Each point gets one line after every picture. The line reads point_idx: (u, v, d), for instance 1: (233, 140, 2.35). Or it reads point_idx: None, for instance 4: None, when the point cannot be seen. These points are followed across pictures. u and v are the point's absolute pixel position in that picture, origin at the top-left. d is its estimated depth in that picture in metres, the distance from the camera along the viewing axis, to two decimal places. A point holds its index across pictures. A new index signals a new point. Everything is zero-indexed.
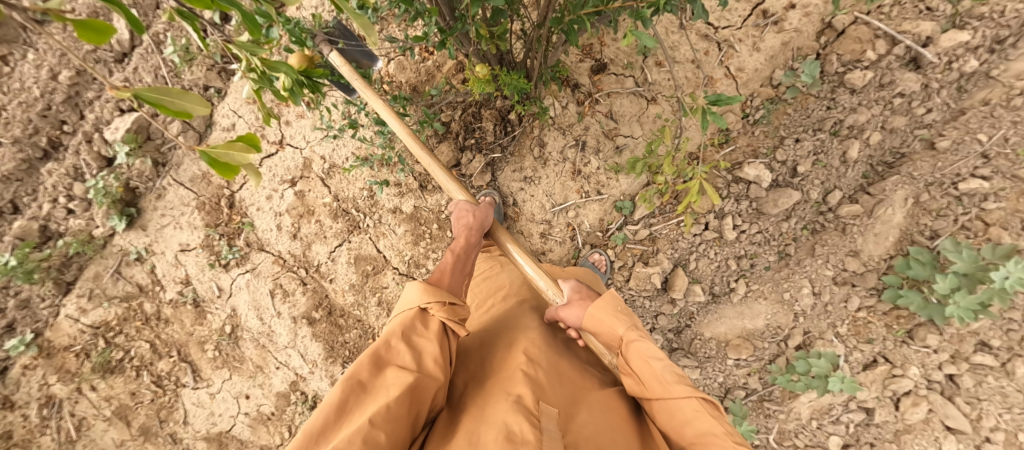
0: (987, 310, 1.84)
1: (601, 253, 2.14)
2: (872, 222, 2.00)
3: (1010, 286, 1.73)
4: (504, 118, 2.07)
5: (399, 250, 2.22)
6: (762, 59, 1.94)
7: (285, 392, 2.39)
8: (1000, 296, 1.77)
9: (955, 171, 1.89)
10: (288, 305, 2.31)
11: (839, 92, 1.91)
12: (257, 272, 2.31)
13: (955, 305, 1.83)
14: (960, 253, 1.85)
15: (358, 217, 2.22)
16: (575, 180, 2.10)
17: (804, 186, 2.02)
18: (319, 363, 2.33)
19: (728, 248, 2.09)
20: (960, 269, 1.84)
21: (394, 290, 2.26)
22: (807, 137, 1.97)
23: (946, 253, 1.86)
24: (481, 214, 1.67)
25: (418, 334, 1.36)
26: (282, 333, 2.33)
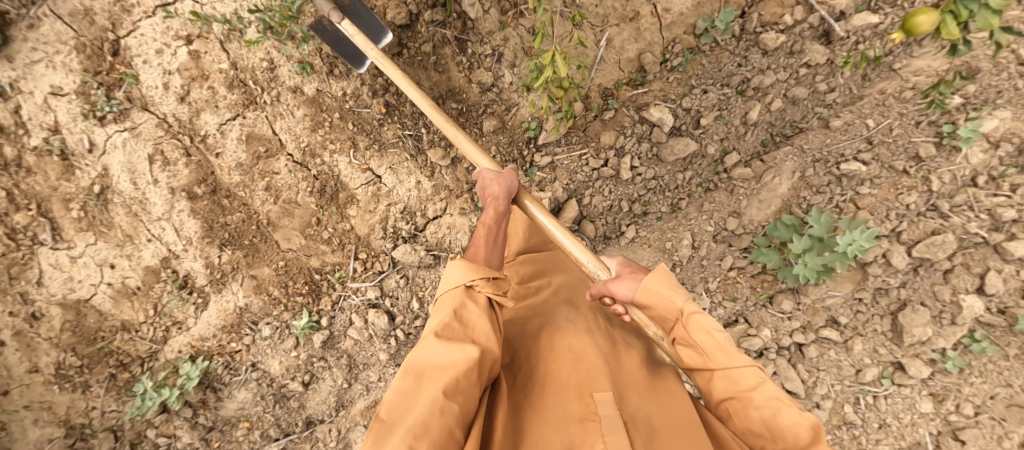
0: (829, 273, 2.01)
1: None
2: (759, 187, 2.08)
3: (852, 252, 1.93)
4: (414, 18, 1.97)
5: (296, 135, 2.11)
6: (689, 4, 1.93)
7: (155, 268, 2.26)
8: (841, 260, 1.93)
9: (840, 151, 2.00)
10: (167, 174, 2.16)
11: (751, 51, 1.95)
12: (136, 132, 2.13)
13: (804, 264, 1.98)
14: (820, 219, 1.98)
15: (255, 90, 2.09)
16: (485, 93, 2.07)
17: (703, 139, 2.07)
18: (194, 241, 2.22)
19: (622, 189, 2.13)
20: (816, 232, 1.98)
21: (286, 178, 2.16)
22: (714, 90, 2.00)
23: (808, 217, 1.99)
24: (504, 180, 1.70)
25: (461, 315, 1.36)
26: (156, 203, 2.18)
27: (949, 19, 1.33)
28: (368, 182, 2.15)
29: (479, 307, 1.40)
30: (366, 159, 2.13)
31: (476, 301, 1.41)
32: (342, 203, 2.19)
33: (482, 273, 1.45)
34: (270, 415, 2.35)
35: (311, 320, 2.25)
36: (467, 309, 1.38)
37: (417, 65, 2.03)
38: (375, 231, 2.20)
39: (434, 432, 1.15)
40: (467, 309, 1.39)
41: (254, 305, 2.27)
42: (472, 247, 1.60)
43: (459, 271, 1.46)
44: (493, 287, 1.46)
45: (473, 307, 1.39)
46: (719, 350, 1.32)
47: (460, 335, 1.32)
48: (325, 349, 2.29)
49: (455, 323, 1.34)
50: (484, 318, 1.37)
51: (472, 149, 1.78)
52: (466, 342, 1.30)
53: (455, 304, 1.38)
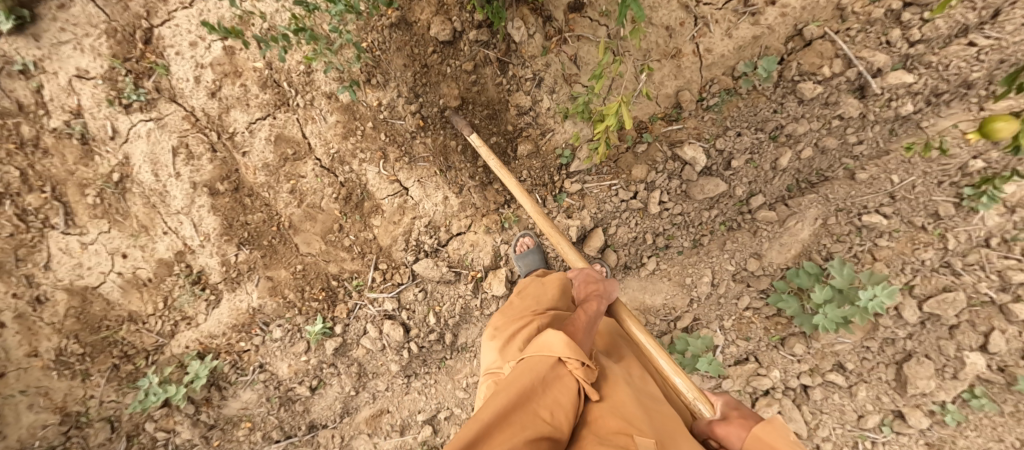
0: (846, 325, 2.07)
1: (531, 238, 2.17)
2: (781, 231, 2.15)
3: (873, 307, 1.99)
4: (456, 34, 1.96)
5: (326, 141, 2.09)
6: (731, 46, 1.95)
7: (169, 261, 2.22)
8: (861, 315, 2.00)
9: (863, 203, 2.06)
10: (190, 168, 2.12)
11: (788, 99, 1.97)
12: (162, 123, 2.09)
13: (824, 315, 2.05)
14: (842, 271, 2.05)
15: (288, 92, 2.05)
16: (521, 116, 2.07)
17: (732, 180, 2.10)
18: (211, 237, 2.18)
19: (648, 222, 2.16)
20: (837, 284, 2.04)
21: (312, 182, 2.14)
22: (748, 134, 2.03)
23: (830, 267, 2.06)
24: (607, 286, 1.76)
25: (541, 380, 1.39)
26: (176, 197, 2.15)
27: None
28: (395, 193, 2.15)
29: (564, 385, 1.40)
30: (395, 170, 2.12)
31: (561, 371, 1.42)
32: (366, 212, 2.17)
33: (576, 354, 1.43)
34: (274, 417, 2.36)
35: (325, 326, 2.23)
36: (549, 382, 1.39)
37: (454, 82, 2.04)
38: (398, 243, 2.19)
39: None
40: (550, 382, 1.40)
41: (268, 307, 2.24)
42: (572, 327, 1.58)
43: (556, 341, 1.46)
44: (584, 373, 1.43)
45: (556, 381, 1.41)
46: (769, 435, 1.36)
47: (529, 407, 1.34)
48: (337, 356, 2.28)
49: (536, 392, 1.37)
50: (567, 396, 1.38)
51: (528, 202, 1.92)
52: (537, 418, 1.33)
53: (535, 374, 1.39)
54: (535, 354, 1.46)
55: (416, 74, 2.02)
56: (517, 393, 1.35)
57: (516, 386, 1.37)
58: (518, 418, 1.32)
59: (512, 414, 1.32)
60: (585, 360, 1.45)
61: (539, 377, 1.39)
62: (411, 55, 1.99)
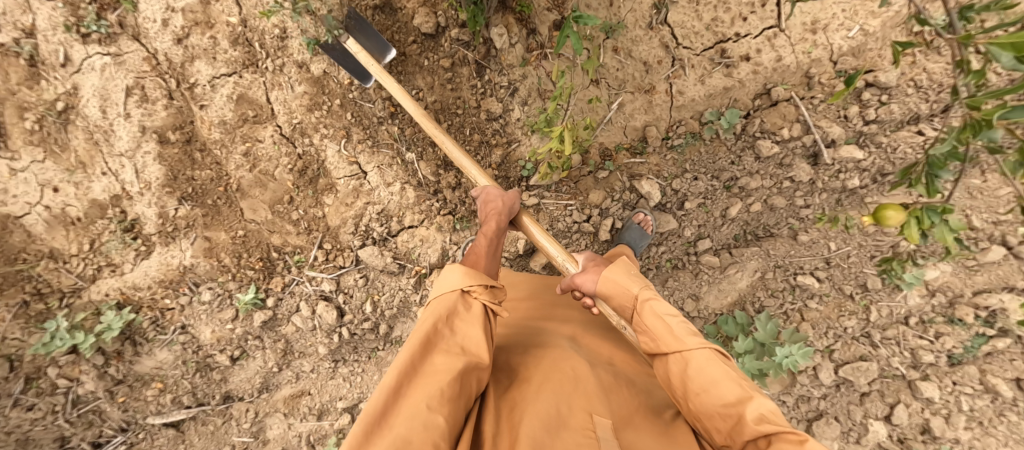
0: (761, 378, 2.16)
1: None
2: (721, 277, 2.23)
3: (787, 364, 2.08)
4: (439, 30, 1.96)
5: (290, 110, 2.04)
6: (702, 93, 2.01)
7: (103, 203, 2.12)
8: (775, 369, 2.10)
9: (800, 264, 2.17)
10: (142, 111, 2.04)
11: (745, 153, 2.05)
12: (120, 60, 2.00)
13: (741, 362, 2.14)
14: (766, 325, 2.17)
15: (259, 54, 2.00)
16: (490, 122, 2.07)
17: (683, 221, 2.16)
18: (153, 186, 2.10)
19: (597, 247, 2.21)
20: (760, 336, 2.16)
21: (268, 148, 2.08)
22: (704, 179, 2.09)
23: (757, 320, 2.17)
24: (508, 201, 1.74)
25: (446, 320, 1.39)
26: (123, 138, 2.05)
27: (912, 222, 1.48)
28: (352, 175, 2.11)
29: (471, 315, 1.42)
30: (356, 152, 2.09)
31: (471, 306, 1.44)
32: (320, 189, 2.12)
33: (475, 280, 1.46)
34: (187, 382, 2.28)
35: (257, 297, 2.17)
36: (461, 317, 1.41)
37: (429, 75, 2.02)
38: (347, 225, 2.14)
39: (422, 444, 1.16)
40: (456, 314, 1.42)
41: (200, 267, 2.16)
42: (473, 255, 1.62)
43: (454, 275, 1.48)
44: (489, 295, 1.48)
45: (465, 313, 1.43)
46: (670, 333, 1.37)
47: (439, 347, 1.34)
48: (264, 329, 2.22)
49: (448, 328, 1.38)
50: (477, 322, 1.40)
51: (469, 164, 1.80)
52: (448, 353, 1.33)
53: (446, 308, 1.41)
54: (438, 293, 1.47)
55: (393, 60, 1.99)
56: (421, 337, 1.33)
57: (416, 334, 1.35)
58: (442, 361, 1.31)
59: (437, 355, 1.33)
60: (488, 283, 1.49)
61: (447, 313, 1.41)
62: (390, 40, 1.98)
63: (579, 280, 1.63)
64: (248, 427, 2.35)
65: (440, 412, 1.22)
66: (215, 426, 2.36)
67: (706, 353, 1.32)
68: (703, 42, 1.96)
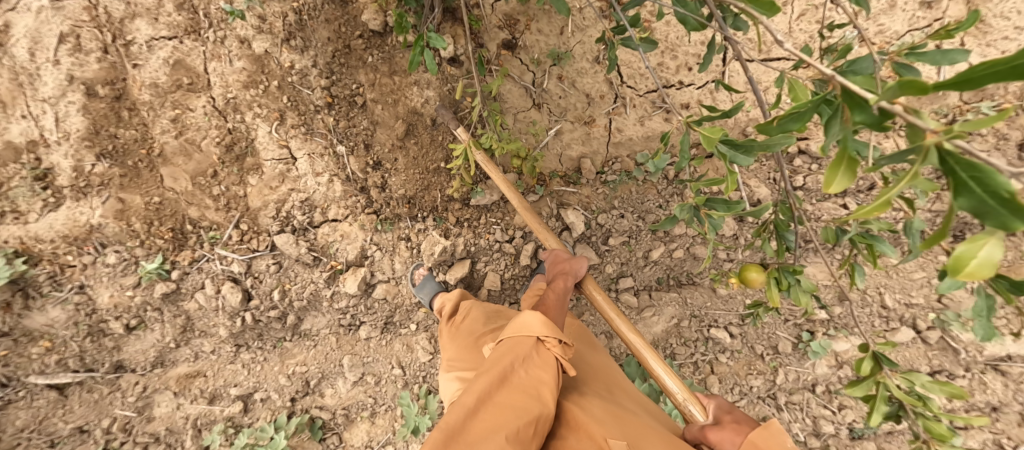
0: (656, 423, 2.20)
1: (425, 270, 2.15)
2: (637, 319, 2.20)
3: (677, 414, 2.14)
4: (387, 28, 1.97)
5: (226, 84, 2.00)
6: (640, 133, 2.05)
7: (18, 147, 2.01)
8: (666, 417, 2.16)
9: (715, 317, 2.19)
10: (72, 61, 1.96)
11: (673, 199, 2.08)
12: (58, 5, 1.92)
13: None
14: (663, 374, 2.22)
15: (203, 22, 1.96)
16: (429, 129, 2.05)
17: (605, 256, 2.16)
18: (71, 138, 2.01)
19: (519, 268, 2.20)
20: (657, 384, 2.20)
21: (198, 118, 2.03)
22: (630, 218, 2.10)
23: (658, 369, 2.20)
24: (574, 265, 1.86)
25: (520, 362, 1.51)
26: (48, 84, 1.97)
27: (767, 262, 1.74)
28: (281, 159, 2.06)
29: (544, 365, 1.53)
30: (287, 136, 2.05)
31: (536, 355, 1.55)
32: (246, 168, 2.08)
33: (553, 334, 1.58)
34: (76, 345, 2.18)
35: (162, 267, 2.09)
36: (529, 365, 1.52)
37: (372, 72, 2.01)
38: (267, 209, 2.09)
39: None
40: (533, 361, 1.53)
41: (109, 228, 2.08)
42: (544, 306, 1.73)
43: (534, 322, 1.60)
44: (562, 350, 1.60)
45: (534, 362, 1.53)
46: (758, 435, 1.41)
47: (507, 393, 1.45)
48: (164, 301, 2.14)
49: (521, 370, 1.50)
50: (547, 371, 1.52)
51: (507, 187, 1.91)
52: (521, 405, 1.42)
53: (519, 354, 1.53)
54: (516, 335, 1.60)
55: (337, 51, 1.97)
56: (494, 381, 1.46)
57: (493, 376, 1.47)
58: (507, 419, 1.38)
59: (497, 395, 1.43)
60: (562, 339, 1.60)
61: (517, 360, 1.51)
62: (337, 31, 1.96)
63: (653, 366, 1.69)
64: (134, 401, 2.25)
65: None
66: (100, 395, 2.25)
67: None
68: (647, 85, 1.99)
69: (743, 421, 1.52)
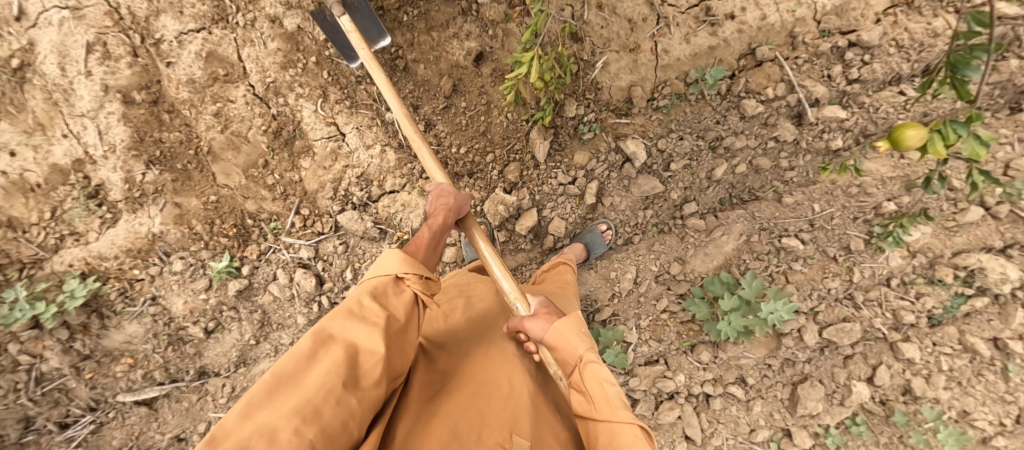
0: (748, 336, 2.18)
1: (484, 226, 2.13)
2: (707, 240, 2.22)
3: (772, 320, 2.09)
4: None
5: (263, 68, 1.96)
6: (688, 51, 2.01)
7: (65, 168, 2.00)
8: (760, 325, 2.11)
9: (785, 226, 2.18)
10: (104, 69, 1.93)
11: (730, 113, 2.06)
12: (79, 15, 1.88)
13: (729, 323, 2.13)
14: (750, 283, 2.16)
15: (230, 9, 1.92)
16: (476, 81, 2.01)
17: (669, 183, 2.15)
18: (117, 149, 1.99)
19: (583, 210, 2.18)
20: (745, 295, 2.15)
21: (240, 108, 2.00)
22: (689, 139, 2.08)
23: (742, 280, 2.16)
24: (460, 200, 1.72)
25: (373, 299, 1.39)
26: (84, 98, 1.94)
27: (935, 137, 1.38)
28: (330, 136, 2.03)
29: (401, 301, 1.42)
30: (333, 112, 2.01)
31: (391, 290, 1.43)
32: (296, 152, 2.05)
33: (413, 269, 1.45)
34: (159, 357, 2.18)
35: (231, 265, 2.08)
36: (385, 300, 1.40)
37: (408, 31, 1.96)
38: (325, 190, 2.07)
39: (324, 419, 1.19)
40: (386, 303, 1.40)
41: (170, 235, 2.07)
42: (413, 245, 1.58)
43: (391, 260, 1.47)
44: (423, 285, 1.47)
45: (394, 295, 1.42)
46: (606, 403, 1.37)
47: (363, 322, 1.34)
48: (239, 299, 2.13)
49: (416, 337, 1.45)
50: (402, 309, 1.40)
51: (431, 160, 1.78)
52: (370, 336, 1.32)
53: (373, 290, 1.41)
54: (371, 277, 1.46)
55: None
56: (345, 313, 1.35)
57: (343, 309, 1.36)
58: (351, 357, 1.29)
59: (345, 338, 1.32)
60: (424, 273, 1.48)
61: (373, 292, 1.40)
62: None
63: (529, 326, 1.59)
64: (224, 403, 2.27)
65: (342, 404, 1.23)
66: (189, 403, 2.27)
67: (636, 430, 1.32)
68: (687, 1, 1.96)
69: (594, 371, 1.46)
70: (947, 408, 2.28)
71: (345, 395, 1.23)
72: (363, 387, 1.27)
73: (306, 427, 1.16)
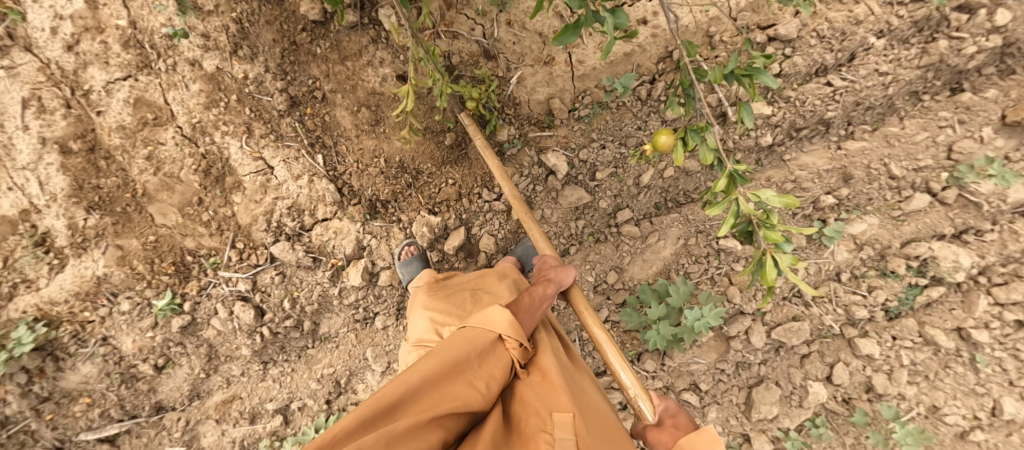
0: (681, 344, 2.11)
1: (415, 246, 2.17)
2: (643, 247, 2.21)
3: (700, 326, 2.01)
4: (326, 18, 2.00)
5: (188, 109, 2.01)
6: (603, 60, 1.99)
7: (13, 219, 2.02)
8: (690, 334, 2.03)
9: (721, 228, 2.12)
10: (41, 123, 1.94)
11: (651, 118, 2.05)
12: (14, 73, 1.90)
13: (657, 331, 2.07)
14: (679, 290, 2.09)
15: (151, 55, 1.95)
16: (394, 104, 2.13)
17: (597, 192, 2.18)
18: (58, 198, 2.00)
19: (511, 223, 2.27)
20: (673, 302, 2.09)
21: (171, 150, 2.05)
22: (611, 147, 2.10)
23: (674, 287, 2.09)
24: (562, 274, 1.83)
25: (476, 355, 1.44)
26: (23, 151, 1.95)
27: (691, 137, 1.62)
28: (258, 171, 2.08)
29: (502, 364, 1.47)
30: (259, 147, 2.07)
31: (500, 347, 1.49)
32: (228, 188, 2.11)
33: (517, 335, 1.51)
34: (113, 395, 2.23)
35: (173, 302, 2.13)
36: (486, 358, 1.46)
37: (323, 63, 2.06)
38: (257, 223, 2.13)
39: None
40: (487, 356, 1.46)
41: (115, 277, 2.09)
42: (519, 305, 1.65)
43: (500, 319, 1.52)
44: (522, 353, 1.52)
45: (500, 357, 1.48)
46: None
47: (461, 377, 1.39)
48: (184, 335, 2.19)
49: (474, 364, 1.42)
50: (500, 370, 1.45)
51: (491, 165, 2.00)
52: (469, 388, 1.38)
53: (477, 342, 1.46)
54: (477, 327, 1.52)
55: (285, 50, 2.01)
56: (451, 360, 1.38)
57: (450, 357, 1.39)
58: (438, 390, 1.34)
59: (444, 381, 1.36)
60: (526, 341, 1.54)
61: (478, 348, 1.45)
62: (280, 30, 1.99)
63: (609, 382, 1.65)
64: (180, 436, 2.32)
65: (425, 439, 1.26)
66: (148, 438, 2.32)
67: None
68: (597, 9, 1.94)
69: (682, 426, 1.51)
70: (916, 404, 2.18)
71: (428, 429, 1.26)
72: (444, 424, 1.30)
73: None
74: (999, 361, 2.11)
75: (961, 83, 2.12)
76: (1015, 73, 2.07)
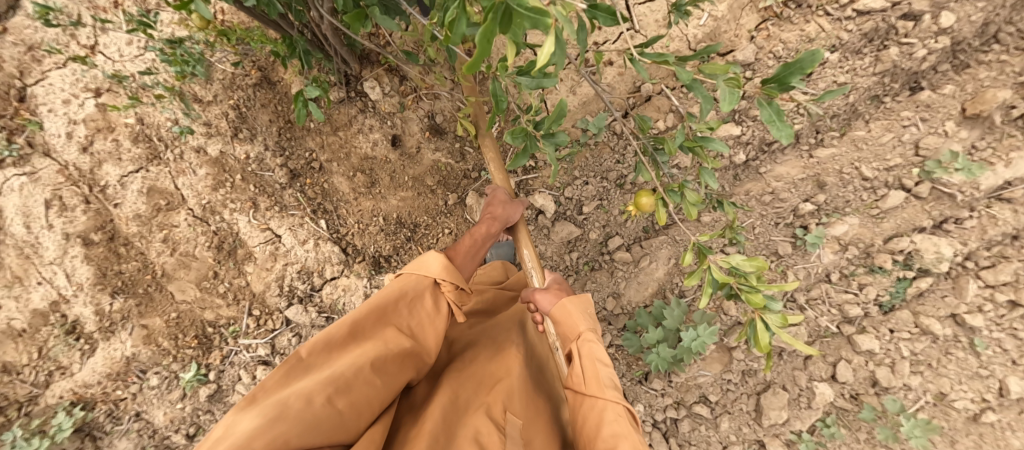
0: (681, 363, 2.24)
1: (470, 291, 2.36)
2: (637, 271, 2.31)
3: (695, 346, 2.14)
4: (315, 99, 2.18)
5: (197, 192, 2.15)
6: (576, 102, 2.16)
7: (45, 312, 2.13)
8: (688, 354, 2.16)
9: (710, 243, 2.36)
10: (63, 220, 2.08)
11: (627, 152, 2.20)
12: (35, 178, 2.04)
13: (657, 354, 2.19)
14: (673, 312, 2.22)
15: (159, 146, 2.11)
16: (387, 164, 2.28)
17: (586, 224, 2.33)
18: (84, 287, 2.13)
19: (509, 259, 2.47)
20: (669, 325, 2.21)
21: (184, 231, 2.18)
22: (593, 183, 2.26)
23: (667, 308, 2.23)
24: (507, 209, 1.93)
25: (406, 302, 1.53)
26: (49, 248, 2.08)
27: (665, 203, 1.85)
28: (267, 241, 2.23)
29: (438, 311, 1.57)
30: (266, 218, 2.22)
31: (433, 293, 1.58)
32: (239, 259, 2.24)
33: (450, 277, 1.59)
34: None
35: (200, 373, 2.26)
36: (416, 304, 1.54)
37: (317, 135, 2.21)
38: (271, 289, 2.28)
39: (355, 392, 1.32)
40: (420, 304, 1.55)
41: (143, 355, 2.22)
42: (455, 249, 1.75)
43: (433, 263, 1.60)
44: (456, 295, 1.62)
45: (429, 301, 1.56)
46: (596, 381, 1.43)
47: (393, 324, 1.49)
48: (211, 402, 2.29)
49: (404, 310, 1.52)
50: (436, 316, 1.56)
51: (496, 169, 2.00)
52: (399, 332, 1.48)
53: (413, 288, 1.55)
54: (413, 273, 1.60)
55: (281, 128, 2.18)
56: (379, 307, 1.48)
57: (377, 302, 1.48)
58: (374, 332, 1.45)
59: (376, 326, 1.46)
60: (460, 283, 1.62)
61: (412, 293, 1.55)
62: (275, 111, 2.17)
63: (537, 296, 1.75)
64: None
65: (370, 381, 1.36)
66: None
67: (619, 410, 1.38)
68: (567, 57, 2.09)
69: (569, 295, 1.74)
70: (923, 393, 2.21)
71: (371, 370, 1.36)
72: (386, 370, 1.40)
73: (336, 397, 1.29)
74: (998, 342, 2.15)
75: (920, 82, 2.19)
76: (970, 67, 2.13)
